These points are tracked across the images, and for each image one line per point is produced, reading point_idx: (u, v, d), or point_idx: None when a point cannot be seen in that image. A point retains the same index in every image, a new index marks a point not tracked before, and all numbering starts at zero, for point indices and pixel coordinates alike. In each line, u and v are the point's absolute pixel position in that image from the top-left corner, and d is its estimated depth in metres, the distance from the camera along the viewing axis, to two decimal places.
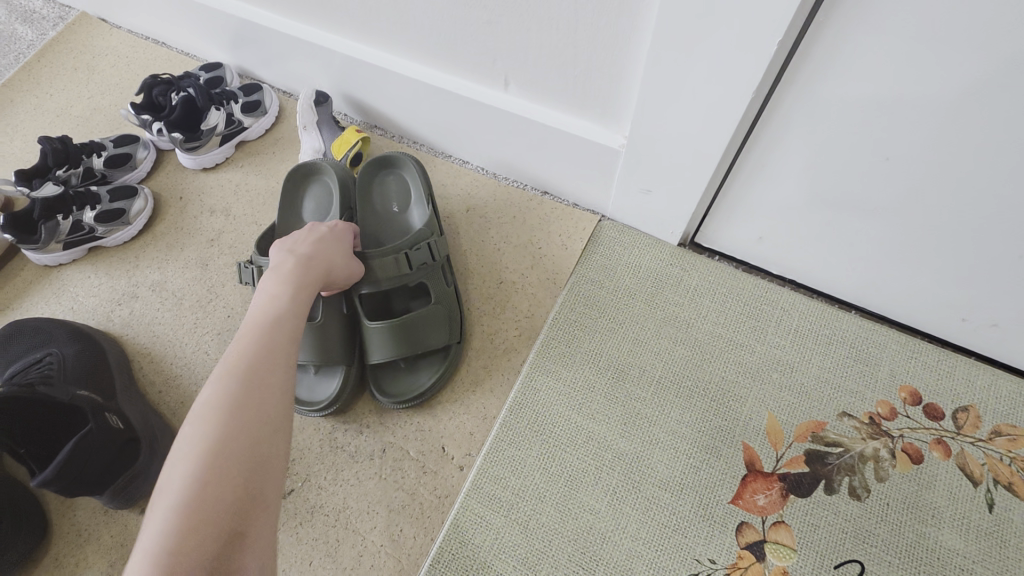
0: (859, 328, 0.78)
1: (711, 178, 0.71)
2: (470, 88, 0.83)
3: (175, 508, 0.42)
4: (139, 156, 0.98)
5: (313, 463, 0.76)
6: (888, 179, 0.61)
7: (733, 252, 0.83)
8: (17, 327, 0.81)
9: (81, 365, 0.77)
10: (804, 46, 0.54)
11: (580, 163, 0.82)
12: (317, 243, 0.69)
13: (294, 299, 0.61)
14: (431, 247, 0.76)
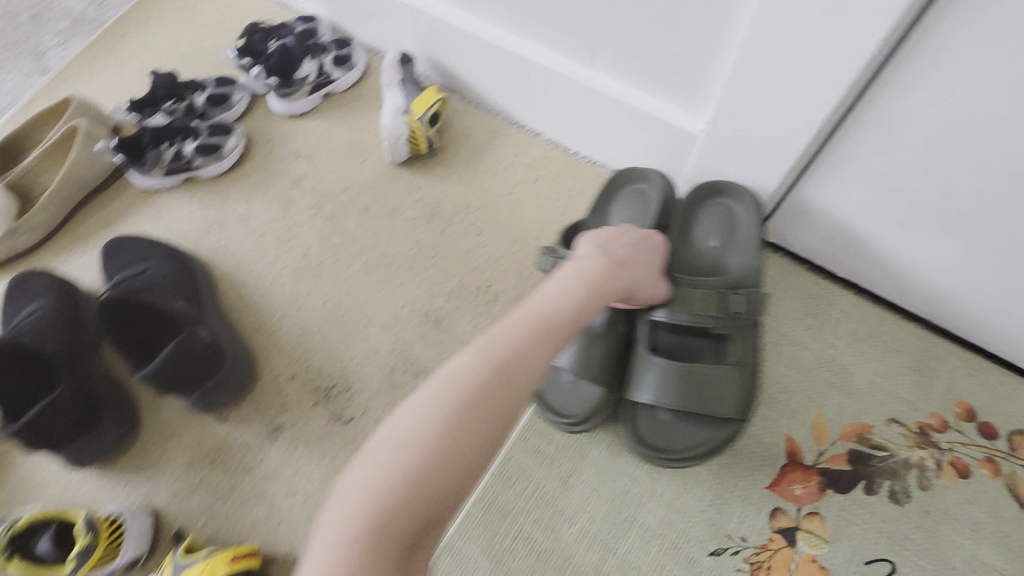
0: (920, 339, 0.77)
1: (788, 173, 0.71)
2: (556, 61, 0.84)
3: (388, 481, 0.39)
4: (235, 97, 1.03)
5: (373, 398, 0.81)
6: (977, 192, 0.59)
7: (798, 250, 0.83)
8: (123, 241, 0.90)
9: (174, 281, 0.85)
10: (910, 44, 0.53)
11: (656, 144, 0.83)
12: (633, 248, 0.64)
13: (574, 294, 0.54)
14: (749, 297, 0.69)
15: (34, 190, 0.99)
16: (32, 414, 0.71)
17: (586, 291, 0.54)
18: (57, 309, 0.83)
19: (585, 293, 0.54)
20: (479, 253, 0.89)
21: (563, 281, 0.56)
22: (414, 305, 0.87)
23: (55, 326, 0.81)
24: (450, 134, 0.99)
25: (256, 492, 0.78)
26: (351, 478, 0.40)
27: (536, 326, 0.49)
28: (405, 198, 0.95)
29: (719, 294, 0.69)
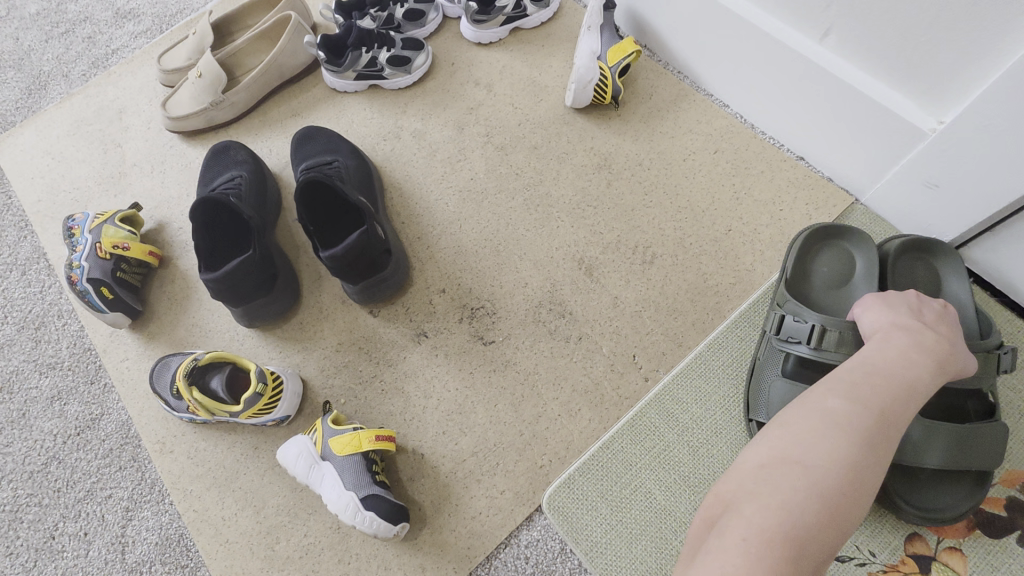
0: None
1: None
2: (780, 29, 0.80)
3: (802, 490, 0.43)
4: (430, 17, 1.06)
5: (516, 327, 0.84)
6: None
7: (999, 280, 0.76)
8: (314, 132, 0.96)
9: (357, 178, 0.90)
10: None
11: (868, 137, 0.78)
12: (938, 315, 0.59)
13: (927, 365, 0.52)
14: (1007, 354, 0.64)
15: (237, 69, 1.07)
16: (229, 267, 0.80)
17: (935, 364, 0.53)
18: (253, 184, 0.92)
19: (934, 365, 0.53)
20: (642, 212, 0.89)
21: (895, 344, 0.54)
22: (569, 248, 0.88)
23: (250, 200, 0.90)
24: (633, 89, 0.98)
25: (394, 386, 0.83)
26: (760, 512, 0.42)
27: (896, 391, 0.50)
28: (576, 143, 0.95)
29: (984, 353, 0.63)
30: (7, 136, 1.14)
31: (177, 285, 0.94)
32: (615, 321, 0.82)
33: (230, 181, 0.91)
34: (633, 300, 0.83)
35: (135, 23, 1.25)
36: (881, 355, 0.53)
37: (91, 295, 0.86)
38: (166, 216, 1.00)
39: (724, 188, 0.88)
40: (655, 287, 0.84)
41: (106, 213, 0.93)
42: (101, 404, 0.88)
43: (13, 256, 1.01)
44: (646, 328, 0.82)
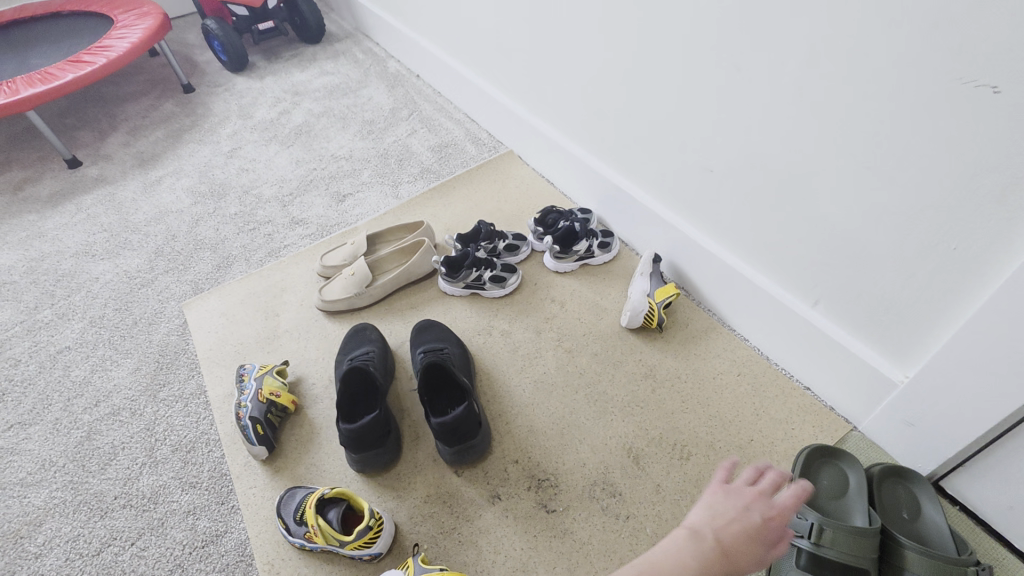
0: None
1: (979, 439, 0.86)
2: (782, 294, 1.11)
3: None
4: (522, 249, 1.47)
5: (573, 499, 1.02)
6: None
7: (981, 510, 0.92)
8: (432, 324, 1.28)
9: (461, 364, 1.19)
10: None
11: (855, 379, 1.03)
12: (734, 520, 0.60)
13: (693, 548, 0.59)
14: (980, 571, 0.80)
15: (377, 270, 1.46)
16: (364, 421, 1.05)
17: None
18: (382, 358, 1.22)
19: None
20: (680, 415, 1.12)
21: (677, 547, 0.59)
22: (620, 438, 1.10)
23: (379, 370, 1.19)
24: (673, 318, 1.29)
25: (469, 539, 0.99)
26: None
27: None
28: (628, 355, 1.24)
29: (963, 569, 0.79)
30: (197, 298, 1.52)
31: (305, 430, 1.19)
32: (657, 505, 1.00)
33: (366, 353, 1.21)
34: (672, 489, 1.02)
35: (304, 227, 1.72)
36: (657, 557, 0.58)
37: (248, 430, 1.12)
38: (305, 373, 1.30)
39: (745, 404, 1.12)
40: (690, 479, 1.03)
41: (267, 366, 1.22)
42: (226, 523, 1.07)
43: (181, 390, 1.30)
44: (682, 514, 0.99)
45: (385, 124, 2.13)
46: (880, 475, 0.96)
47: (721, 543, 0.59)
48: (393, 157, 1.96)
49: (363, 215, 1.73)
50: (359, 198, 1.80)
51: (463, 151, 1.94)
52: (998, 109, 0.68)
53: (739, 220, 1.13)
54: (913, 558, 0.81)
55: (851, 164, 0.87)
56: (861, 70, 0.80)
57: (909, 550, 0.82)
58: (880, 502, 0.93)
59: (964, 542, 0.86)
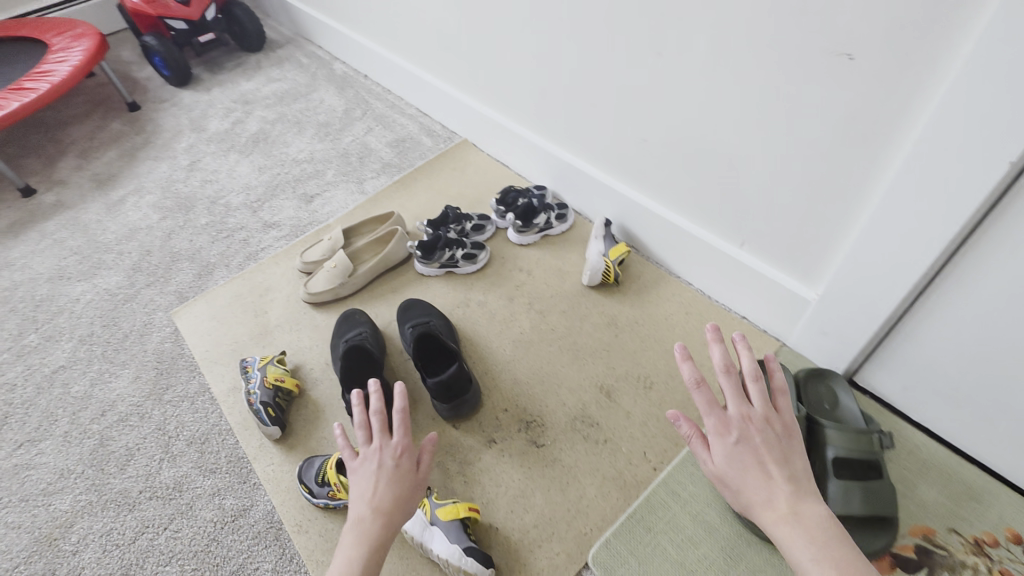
0: (977, 476, 1.03)
1: (873, 336, 1.07)
2: (715, 240, 1.30)
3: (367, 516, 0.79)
4: (488, 228, 1.61)
5: (558, 434, 1.19)
6: (997, 361, 0.93)
7: (883, 394, 1.14)
8: (416, 302, 1.41)
9: (447, 333, 1.32)
10: (947, 268, 0.92)
11: (778, 304, 1.23)
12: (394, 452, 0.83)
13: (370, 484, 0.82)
14: (881, 437, 1.00)
15: (356, 261, 1.57)
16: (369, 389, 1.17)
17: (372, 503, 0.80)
18: (375, 337, 1.34)
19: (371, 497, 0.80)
20: (641, 353, 1.30)
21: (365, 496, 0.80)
22: (592, 379, 1.27)
23: (374, 347, 1.31)
24: (628, 273, 1.47)
25: (473, 479, 1.14)
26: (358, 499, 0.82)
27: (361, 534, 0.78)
28: (592, 309, 1.41)
29: (868, 437, 0.99)
30: (184, 306, 1.59)
31: (311, 409, 1.30)
32: (629, 429, 1.18)
33: (360, 334, 1.33)
34: (640, 414, 1.20)
35: (278, 230, 1.80)
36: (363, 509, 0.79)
37: (261, 413, 1.22)
38: (302, 360, 1.41)
39: (694, 338, 1.32)
40: (655, 403, 1.21)
41: (267, 357, 1.33)
42: (250, 498, 1.17)
43: (185, 390, 1.39)
44: (651, 433, 1.17)
45: (341, 125, 2.21)
46: (803, 378, 1.16)
47: (378, 510, 0.79)
48: (354, 155, 2.05)
49: (333, 212, 1.82)
50: (326, 196, 1.89)
51: (420, 143, 2.05)
52: (853, 71, 0.87)
53: (673, 181, 1.31)
54: (832, 435, 1.00)
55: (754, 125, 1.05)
56: (753, 45, 0.97)
57: (828, 429, 1.00)
58: (806, 400, 1.12)
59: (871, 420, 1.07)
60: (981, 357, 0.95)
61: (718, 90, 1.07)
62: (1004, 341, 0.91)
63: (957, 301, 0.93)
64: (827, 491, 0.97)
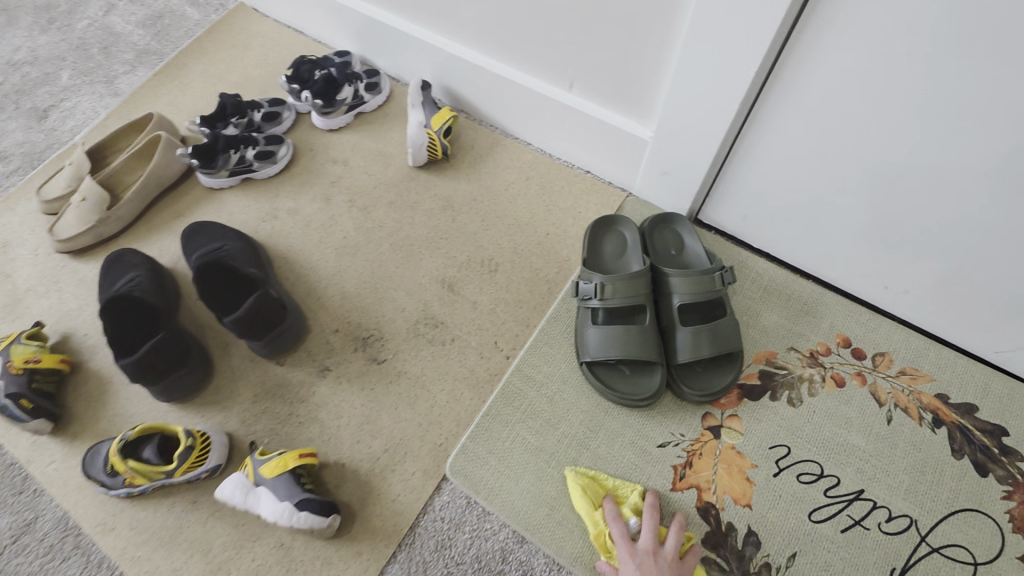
0: (813, 290, 1.03)
1: (710, 167, 0.99)
2: (542, 86, 1.11)
3: None
4: (285, 116, 1.30)
5: (400, 344, 1.05)
6: (824, 171, 0.89)
7: (726, 227, 1.10)
8: (202, 225, 1.12)
9: (246, 256, 1.07)
10: (775, 69, 0.81)
11: (618, 151, 1.10)
12: None
13: None
14: (724, 271, 0.95)
15: (117, 187, 1.22)
16: (150, 347, 0.92)
17: None
18: (154, 280, 1.06)
19: None
20: (483, 235, 1.15)
21: None
22: (432, 274, 1.12)
23: (155, 294, 1.04)
24: (458, 144, 1.26)
25: (309, 417, 0.99)
26: None
27: None
28: (424, 193, 1.21)
29: (710, 275, 0.93)
30: None
31: (95, 383, 1.05)
32: (477, 320, 1.06)
33: (132, 282, 1.05)
34: (487, 302, 1.08)
35: (5, 163, 1.35)
36: None
37: (12, 409, 0.95)
38: (72, 326, 1.11)
39: (537, 206, 1.17)
40: (503, 287, 1.09)
41: (12, 335, 1.02)
42: (34, 507, 0.96)
43: None
44: (501, 319, 1.06)
45: (69, 4, 1.63)
46: (648, 228, 1.08)
47: None
48: (94, 46, 1.54)
49: (78, 127, 1.39)
50: (66, 107, 1.43)
51: (182, 17, 1.57)
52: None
53: (484, 17, 1.08)
54: (677, 282, 0.93)
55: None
56: None
57: (673, 277, 0.94)
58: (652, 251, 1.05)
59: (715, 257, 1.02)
60: (810, 169, 0.90)
61: None
62: (829, 145, 0.85)
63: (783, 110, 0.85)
64: (677, 341, 0.92)
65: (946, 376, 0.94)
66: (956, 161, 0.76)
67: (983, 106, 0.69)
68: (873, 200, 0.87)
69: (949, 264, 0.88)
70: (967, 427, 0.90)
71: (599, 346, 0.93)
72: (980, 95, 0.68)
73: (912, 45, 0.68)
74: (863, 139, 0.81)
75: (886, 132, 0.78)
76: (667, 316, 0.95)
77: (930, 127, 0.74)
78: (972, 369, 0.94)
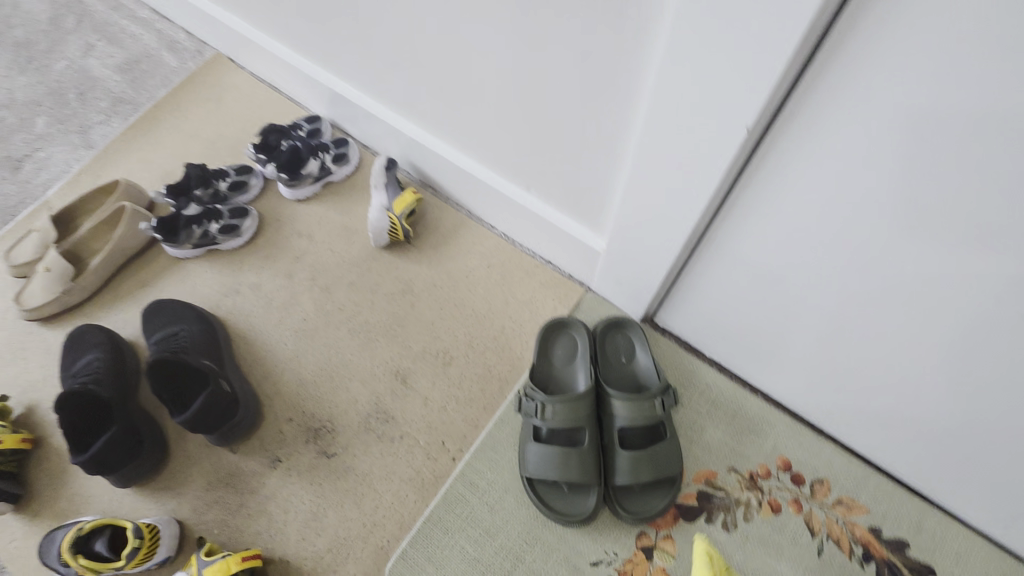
0: (759, 408, 1.05)
1: (661, 286, 0.99)
2: (502, 185, 1.11)
3: None
4: (252, 183, 1.30)
5: (351, 438, 1.07)
6: (768, 309, 0.88)
7: (679, 334, 1.10)
8: (162, 305, 1.14)
9: (199, 343, 1.09)
10: (717, 222, 0.80)
11: (575, 253, 1.09)
12: None
13: None
14: (667, 394, 0.95)
15: (83, 254, 1.23)
16: (101, 443, 0.95)
17: None
18: (111, 362, 1.09)
19: None
20: (440, 324, 1.16)
21: None
22: (388, 365, 1.13)
23: (110, 379, 1.06)
24: (423, 223, 1.26)
25: (258, 509, 1.02)
26: None
27: None
28: (385, 275, 1.22)
29: (652, 399, 0.94)
30: None
31: (54, 461, 1.08)
32: (427, 417, 1.08)
33: (89, 366, 1.07)
34: (439, 398, 1.10)
35: None
36: None
37: None
38: (34, 399, 1.13)
39: (496, 296, 1.18)
40: (455, 382, 1.11)
41: None
42: None
43: None
44: (451, 417, 1.08)
45: (48, 44, 1.62)
46: (599, 333, 1.08)
47: None
48: (70, 91, 1.53)
49: (51, 181, 1.39)
50: (39, 158, 1.43)
51: (159, 64, 1.56)
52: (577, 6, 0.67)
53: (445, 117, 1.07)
54: (620, 406, 0.94)
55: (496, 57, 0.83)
56: None
57: (615, 399, 0.95)
58: (602, 359, 1.05)
59: (662, 370, 1.03)
60: (755, 305, 0.90)
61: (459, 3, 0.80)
62: (771, 290, 0.85)
63: (727, 253, 0.84)
64: (616, 463, 0.93)
65: (881, 509, 0.96)
66: (894, 331, 0.75)
67: (912, 293, 0.69)
68: (814, 343, 0.87)
69: (886, 411, 0.88)
70: (895, 564, 0.92)
71: (538, 465, 0.93)
72: (913, 285, 0.67)
73: (843, 232, 0.67)
74: (804, 292, 0.81)
75: (823, 292, 0.78)
76: (608, 435, 0.96)
77: (865, 299, 0.74)
78: (906, 502, 0.96)
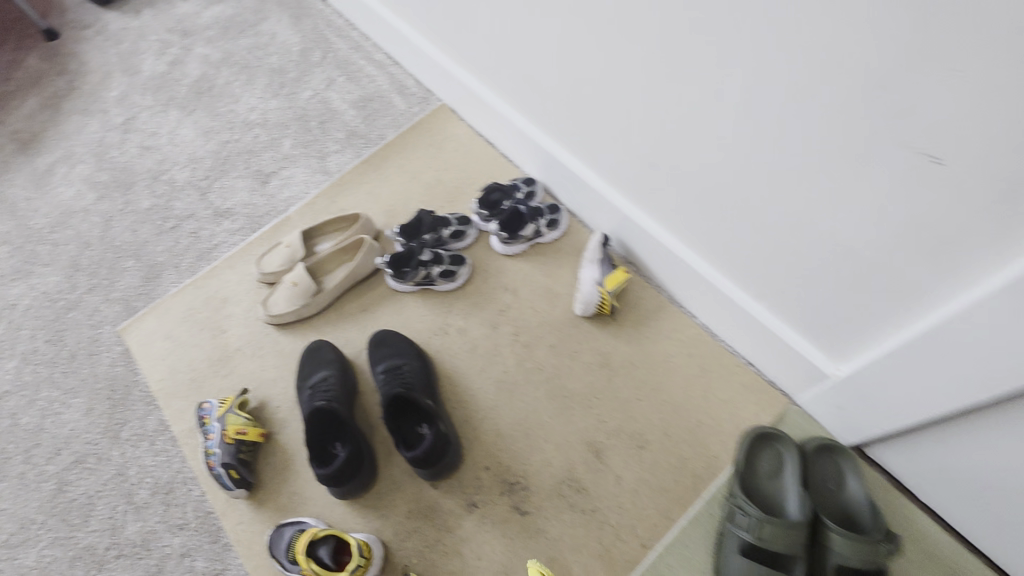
0: (975, 569, 0.99)
1: (894, 432, 0.95)
2: (728, 286, 1.12)
3: None
4: (469, 234, 1.39)
5: (544, 500, 1.13)
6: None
7: (890, 470, 1.06)
8: (387, 335, 1.26)
9: (420, 379, 1.19)
10: (1008, 409, 0.76)
11: (795, 368, 1.09)
12: None
13: None
14: (889, 543, 0.93)
15: (320, 273, 1.38)
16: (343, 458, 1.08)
17: None
18: (342, 381, 1.21)
19: None
20: (635, 405, 1.19)
21: None
22: (583, 436, 1.18)
23: (342, 396, 1.19)
24: (626, 300, 1.29)
25: (454, 549, 1.10)
26: None
27: None
28: (584, 343, 1.26)
29: (875, 545, 0.92)
30: (133, 322, 1.43)
31: (278, 458, 1.21)
32: (620, 496, 1.12)
33: (324, 381, 1.20)
34: (631, 479, 1.13)
35: (231, 221, 1.56)
36: None
37: (224, 476, 1.14)
38: (266, 396, 1.29)
39: (694, 388, 1.19)
40: (648, 468, 1.14)
41: (227, 402, 1.21)
42: (222, 560, 1.14)
43: (142, 428, 1.29)
44: (642, 503, 1.11)
45: (297, 71, 1.81)
46: (809, 453, 1.08)
47: None
48: (312, 120, 1.70)
49: (294, 199, 1.57)
50: (284, 176, 1.62)
51: (388, 103, 1.70)
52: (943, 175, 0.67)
53: (687, 215, 1.10)
54: (839, 543, 0.92)
55: (795, 192, 0.85)
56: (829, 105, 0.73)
57: (834, 533, 0.94)
58: (810, 482, 1.05)
59: (876, 509, 1.00)
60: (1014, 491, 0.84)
61: (773, 142, 0.83)
62: None
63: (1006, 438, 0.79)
64: None
65: None
66: None
67: None
68: None
69: None
70: None
71: None
72: None
73: None
74: None
75: None
76: (818, 566, 0.95)
77: None
78: None
